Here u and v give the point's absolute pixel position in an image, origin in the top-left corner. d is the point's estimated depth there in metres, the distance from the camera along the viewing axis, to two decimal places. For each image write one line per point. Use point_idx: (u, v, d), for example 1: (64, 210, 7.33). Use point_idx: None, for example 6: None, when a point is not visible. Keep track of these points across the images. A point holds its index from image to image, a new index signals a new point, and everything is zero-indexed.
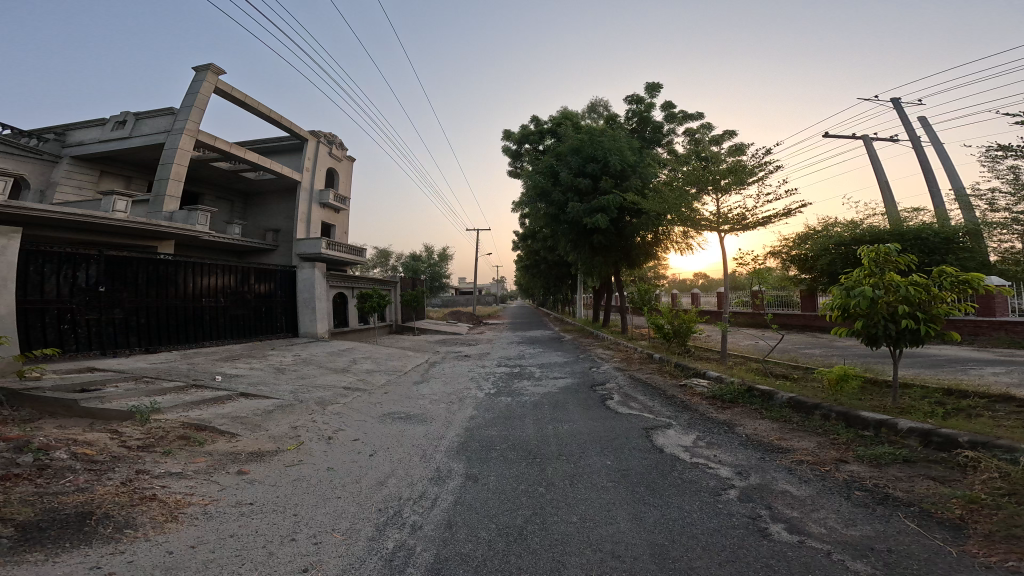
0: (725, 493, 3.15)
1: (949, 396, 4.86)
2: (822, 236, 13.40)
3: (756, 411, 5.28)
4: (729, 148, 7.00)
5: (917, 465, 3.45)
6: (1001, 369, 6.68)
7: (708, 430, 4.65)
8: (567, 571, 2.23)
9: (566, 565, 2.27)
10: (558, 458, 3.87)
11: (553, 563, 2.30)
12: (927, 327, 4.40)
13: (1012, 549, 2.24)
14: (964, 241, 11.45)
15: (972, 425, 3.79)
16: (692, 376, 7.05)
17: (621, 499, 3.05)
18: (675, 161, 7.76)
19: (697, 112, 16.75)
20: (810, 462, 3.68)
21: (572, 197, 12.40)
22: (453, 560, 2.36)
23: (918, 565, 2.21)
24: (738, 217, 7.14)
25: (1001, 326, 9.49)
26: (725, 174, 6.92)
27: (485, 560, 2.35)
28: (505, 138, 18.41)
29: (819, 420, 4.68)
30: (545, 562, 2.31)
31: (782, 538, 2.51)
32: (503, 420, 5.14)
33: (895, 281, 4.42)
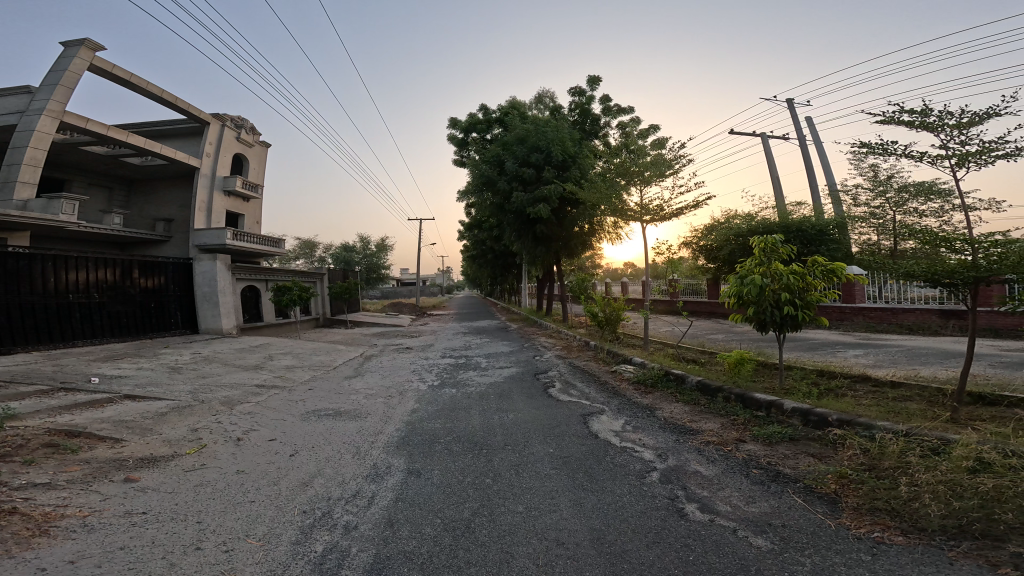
0: (648, 475, 3.32)
1: (823, 377, 5.43)
2: (726, 227, 14.45)
3: (672, 395, 5.61)
4: (652, 142, 7.30)
5: (802, 442, 3.82)
6: (858, 351, 7.61)
7: (635, 414, 4.86)
8: (515, 562, 2.24)
9: (513, 556, 2.29)
10: (504, 447, 3.88)
11: (501, 555, 2.30)
12: (803, 314, 4.93)
13: (877, 522, 2.54)
14: (833, 234, 12.80)
15: (839, 404, 4.25)
16: (621, 362, 7.37)
17: (563, 486, 3.11)
18: (608, 153, 7.99)
19: (629, 108, 17.31)
20: (715, 443, 3.96)
21: (515, 187, 12.40)
22: (395, 559, 2.30)
23: (806, 538, 2.43)
24: (657, 209, 7.49)
25: (860, 313, 10.82)
26: (648, 167, 7.19)
27: (431, 556, 2.31)
28: (452, 126, 18.03)
29: (722, 402, 5.05)
30: (494, 554, 2.31)
31: (696, 517, 2.69)
32: (449, 412, 5.07)
33: (778, 270, 4.87)
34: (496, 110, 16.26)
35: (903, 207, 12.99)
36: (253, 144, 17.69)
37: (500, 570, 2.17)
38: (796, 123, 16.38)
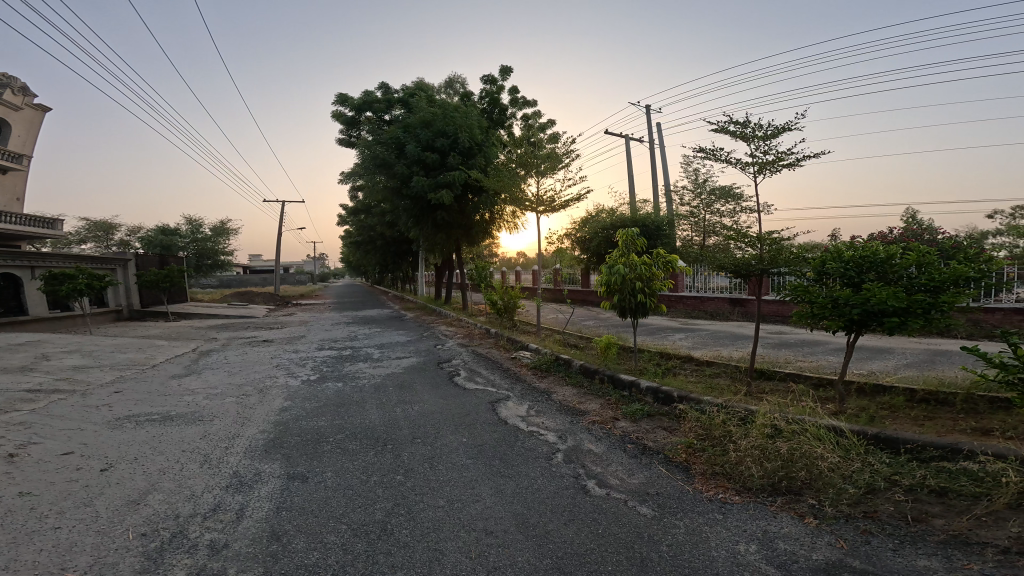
0: (554, 457, 3.42)
1: (664, 357, 6.06)
2: (597, 223, 15.35)
3: (562, 377, 5.88)
4: (550, 136, 7.55)
5: (657, 417, 4.23)
6: (683, 335, 8.79)
7: (537, 399, 5.01)
8: (444, 560, 2.13)
9: (443, 552, 2.18)
10: (412, 441, 3.69)
11: (429, 553, 2.18)
12: (649, 301, 5.49)
13: (719, 484, 2.85)
14: (666, 231, 14.54)
15: (676, 382, 4.80)
16: (520, 348, 7.55)
17: (482, 474, 3.06)
18: (511, 142, 8.06)
19: (532, 102, 17.63)
20: (598, 423, 4.19)
21: (418, 171, 11.88)
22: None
23: (675, 502, 2.66)
24: (551, 201, 7.77)
25: (680, 301, 12.31)
26: (545, 160, 7.43)
27: (344, 566, 2.10)
28: (338, 102, 16.53)
29: (598, 384, 5.42)
30: (422, 553, 2.18)
31: (597, 492, 2.82)
32: (334, 408, 4.67)
33: (634, 262, 5.36)
34: (399, 90, 15.32)
35: (711, 207, 15.79)
36: (21, 105, 14.73)
37: (431, 570, 2.06)
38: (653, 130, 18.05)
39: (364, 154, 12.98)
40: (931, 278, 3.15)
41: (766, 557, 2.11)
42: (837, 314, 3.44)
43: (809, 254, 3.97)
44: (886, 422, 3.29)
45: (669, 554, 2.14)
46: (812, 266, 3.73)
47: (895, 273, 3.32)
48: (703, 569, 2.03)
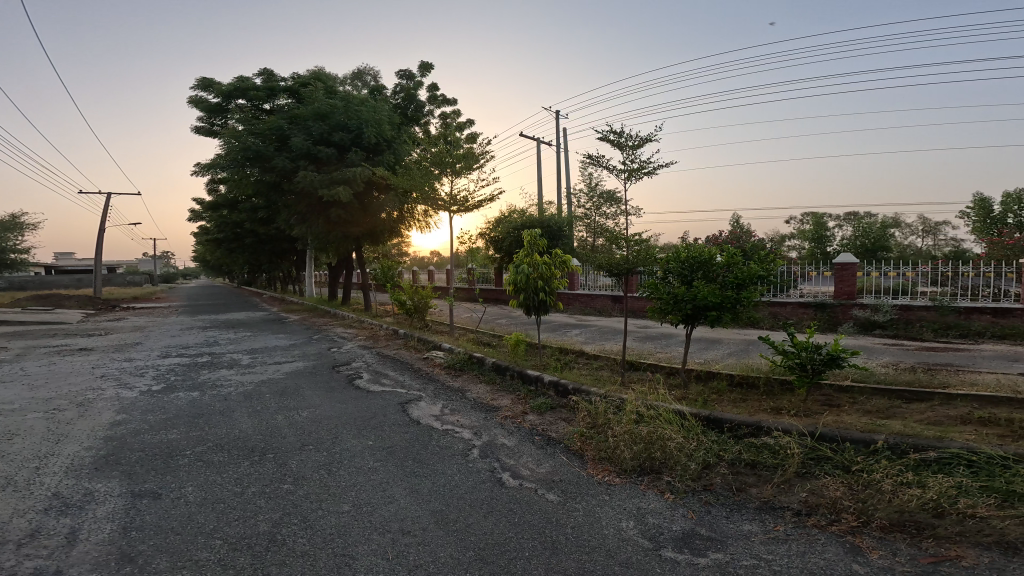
0: (471, 452, 3.45)
1: (562, 352, 6.33)
2: (510, 223, 15.76)
3: (477, 376, 5.91)
4: (468, 135, 7.57)
5: (557, 409, 4.42)
6: (581, 330, 9.30)
7: (451, 398, 5.00)
8: (356, 564, 2.08)
9: (355, 557, 2.12)
10: (302, 448, 3.50)
11: (340, 559, 2.11)
12: (549, 300, 5.71)
13: (606, 467, 3.04)
14: (567, 231, 15.20)
15: (574, 374, 5.11)
16: (432, 348, 7.48)
17: (393, 476, 3.01)
18: (425, 142, 7.93)
19: (451, 101, 17.57)
20: (509, 417, 4.30)
21: (308, 165, 11.34)
22: None
23: (575, 487, 2.80)
24: (465, 200, 7.79)
25: (577, 299, 12.83)
26: (460, 159, 7.44)
27: None
28: (199, 85, 15.02)
29: (510, 380, 5.54)
30: (330, 560, 2.11)
31: (511, 483, 2.90)
32: (187, 419, 4.25)
33: (536, 260, 5.56)
34: (286, 79, 14.41)
35: (601, 210, 16.64)
36: None
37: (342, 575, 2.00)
38: (562, 135, 18.78)
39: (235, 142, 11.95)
40: (737, 276, 3.73)
41: (642, 532, 2.29)
42: (677, 309, 3.96)
43: (658, 255, 4.32)
44: (715, 405, 3.76)
45: (572, 536, 2.26)
46: (661, 264, 4.16)
47: (714, 272, 3.88)
48: (597, 547, 2.16)
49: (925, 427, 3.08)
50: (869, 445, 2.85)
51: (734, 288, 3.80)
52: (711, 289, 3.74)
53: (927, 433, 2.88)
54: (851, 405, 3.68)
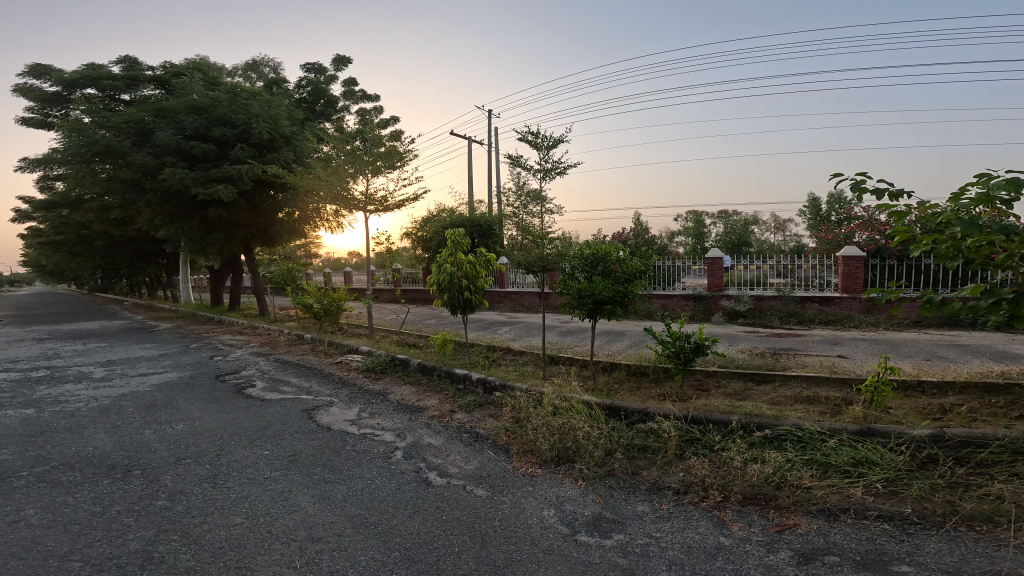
0: (393, 455, 3.40)
1: (490, 350, 6.39)
2: (436, 222, 15.65)
3: (399, 378, 5.80)
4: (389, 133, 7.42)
5: (486, 406, 4.48)
6: (511, 328, 9.40)
7: (368, 401, 4.88)
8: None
9: (253, 569, 2.04)
10: (177, 462, 3.28)
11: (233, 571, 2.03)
12: (476, 298, 5.75)
13: (530, 460, 3.11)
14: (497, 229, 15.30)
15: (503, 371, 5.19)
16: (346, 352, 7.24)
17: (296, 484, 2.91)
18: (336, 139, 7.56)
19: (372, 96, 17.29)
20: (437, 416, 4.29)
21: (177, 162, 10.51)
22: None
23: (503, 481, 2.86)
24: (382, 199, 7.66)
25: (506, 297, 12.92)
26: (380, 159, 7.33)
27: None
28: (34, 71, 13.59)
29: (437, 379, 5.48)
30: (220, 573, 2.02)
31: (438, 482, 2.90)
32: (25, 440, 3.82)
33: (461, 259, 5.55)
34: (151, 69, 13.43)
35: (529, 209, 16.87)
36: None
37: None
38: (493, 135, 18.91)
39: (81, 137, 11.06)
40: (624, 272, 4.00)
41: (562, 519, 2.38)
42: (581, 304, 4.14)
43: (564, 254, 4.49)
44: (618, 394, 3.97)
45: (500, 529, 2.30)
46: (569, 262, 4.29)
47: (611, 267, 4.09)
48: (522, 537, 2.22)
49: (770, 407, 3.49)
50: (726, 425, 3.17)
51: (624, 282, 4.09)
52: (606, 284, 4.01)
53: (771, 413, 3.26)
54: (716, 389, 4.09)
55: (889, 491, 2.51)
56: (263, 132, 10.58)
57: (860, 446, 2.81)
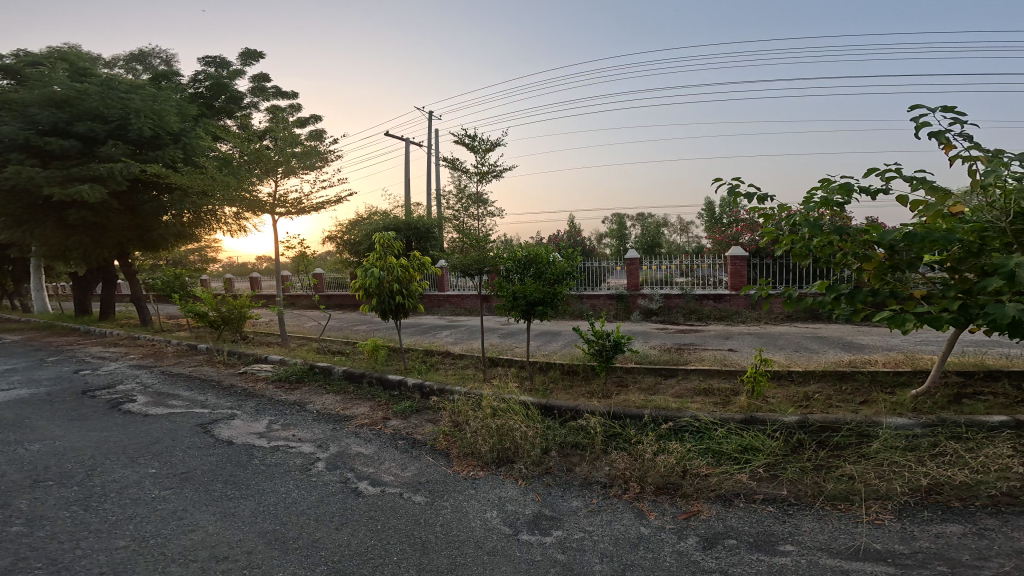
0: (313, 466, 3.25)
1: (428, 355, 6.30)
2: (366, 224, 15.24)
3: (320, 387, 5.53)
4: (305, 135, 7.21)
5: (422, 411, 4.41)
6: (450, 332, 9.32)
7: (279, 412, 4.63)
8: None
9: None
10: (35, 485, 2.98)
11: None
12: (408, 301, 5.65)
13: (472, 462, 3.10)
14: (436, 232, 15.20)
15: (440, 375, 5.14)
16: (251, 363, 6.81)
17: (192, 502, 2.73)
18: (235, 139, 7.14)
19: (286, 95, 16.45)
20: (367, 425, 4.15)
21: (31, 160, 9.56)
22: None
23: (443, 486, 2.83)
24: (295, 202, 7.45)
25: (447, 300, 12.82)
26: (294, 158, 7.11)
27: None
28: None
29: (366, 387, 5.30)
30: None
31: (369, 491, 2.81)
32: None
33: (392, 263, 5.40)
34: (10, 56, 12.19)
35: None
36: None
37: None
38: (431, 137, 18.76)
39: None
40: (551, 275, 4.14)
41: (504, 519, 2.40)
42: (514, 306, 4.21)
43: (494, 256, 4.60)
44: (556, 393, 4.06)
45: (442, 534, 2.27)
46: (502, 264, 4.35)
47: (544, 269, 4.16)
48: (466, 541, 2.21)
49: (674, 400, 3.75)
50: (640, 419, 3.39)
51: (554, 283, 4.20)
52: (538, 286, 4.10)
53: (675, 406, 3.52)
54: (638, 385, 4.29)
55: (769, 475, 2.78)
56: (144, 128, 9.83)
57: (745, 434, 3.08)
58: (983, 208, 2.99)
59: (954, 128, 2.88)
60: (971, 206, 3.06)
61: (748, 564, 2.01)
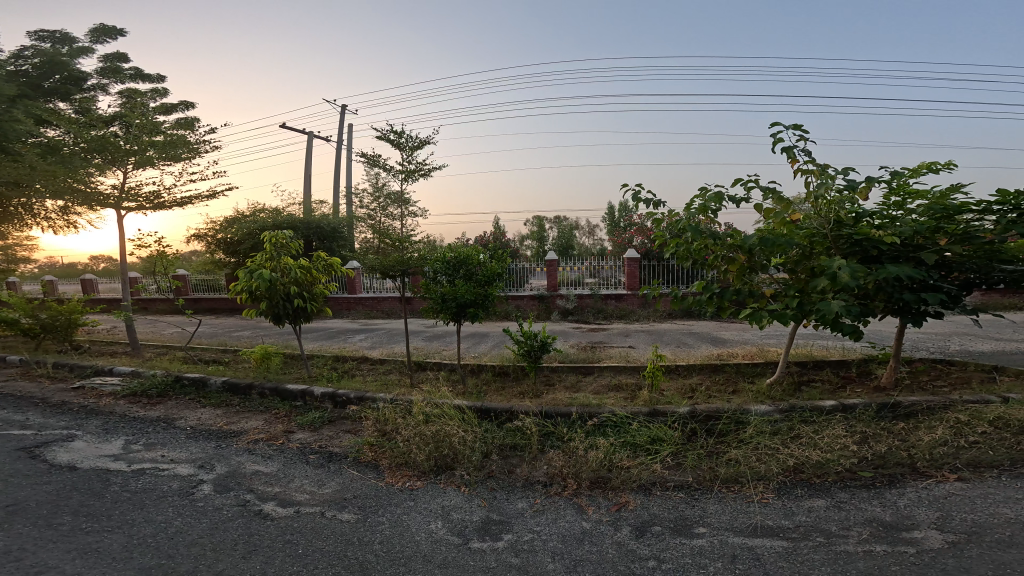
0: (197, 490, 2.88)
1: (338, 361, 5.93)
2: (249, 222, 13.76)
3: (193, 400, 4.93)
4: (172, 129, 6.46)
5: (337, 422, 4.11)
6: (363, 336, 8.88)
7: (139, 431, 4.03)
8: None
9: None
10: None
11: None
12: (310, 305, 5.28)
13: (406, 473, 2.96)
14: (343, 232, 14.49)
15: (354, 382, 4.85)
16: (90, 376, 5.87)
17: (35, 539, 2.30)
18: (70, 123, 6.18)
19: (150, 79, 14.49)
20: (264, 439, 3.77)
21: None
22: None
23: (373, 501, 2.66)
24: (150, 196, 6.67)
25: (360, 303, 12.18)
26: (151, 147, 6.32)
27: None
28: None
29: (257, 399, 4.81)
30: None
31: (279, 514, 2.56)
32: None
33: (288, 264, 4.92)
34: None
35: (387, 211, 16.73)
36: None
37: None
38: (340, 132, 17.82)
39: None
40: (483, 278, 4.11)
41: (450, 529, 2.32)
42: (445, 308, 4.11)
43: (416, 257, 4.47)
44: (489, 396, 4.03)
45: (383, 552, 2.14)
46: (431, 265, 4.20)
47: (474, 271, 4.12)
48: (413, 556, 2.10)
49: (594, 396, 3.92)
50: (570, 417, 3.49)
51: (485, 285, 4.19)
52: (469, 287, 4.05)
53: (596, 402, 3.68)
54: (563, 383, 4.41)
55: (675, 463, 3.00)
56: None
57: (652, 426, 3.30)
58: (813, 215, 3.46)
59: (800, 144, 3.46)
60: (803, 214, 3.52)
61: (673, 548, 2.14)
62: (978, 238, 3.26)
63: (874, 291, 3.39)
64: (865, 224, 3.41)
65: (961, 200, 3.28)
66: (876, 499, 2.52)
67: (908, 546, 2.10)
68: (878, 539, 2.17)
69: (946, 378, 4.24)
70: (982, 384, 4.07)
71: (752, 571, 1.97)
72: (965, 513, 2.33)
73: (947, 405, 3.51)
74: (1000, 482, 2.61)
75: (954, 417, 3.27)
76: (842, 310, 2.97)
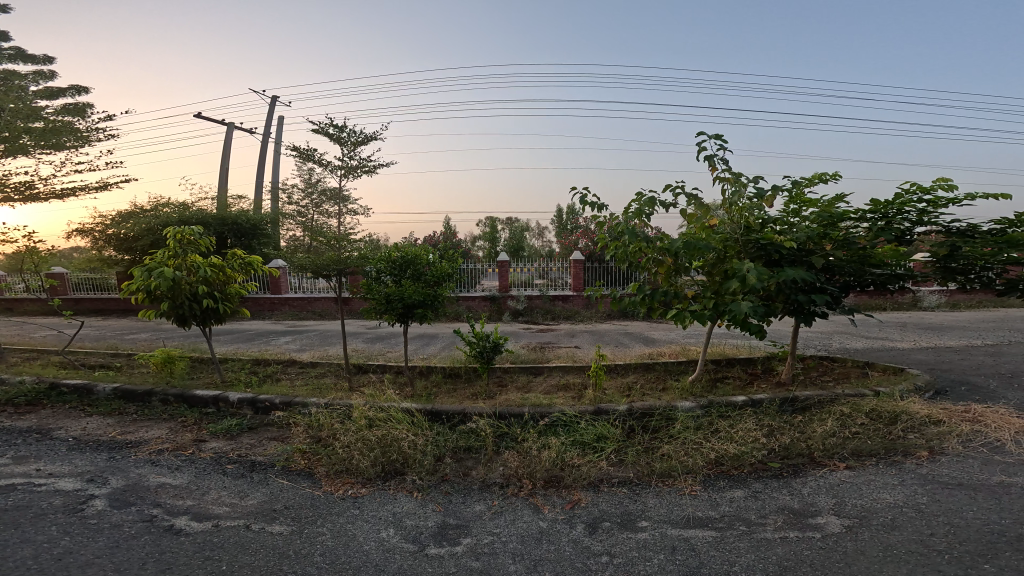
0: (87, 506, 2.57)
1: (258, 365, 5.57)
2: (150, 216, 12.53)
3: (75, 409, 4.41)
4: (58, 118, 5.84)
5: (260, 429, 3.83)
6: (289, 338, 8.42)
7: (5, 444, 3.53)
8: None
9: None
10: None
11: None
12: (223, 306, 4.92)
13: (345, 480, 2.83)
14: (266, 229, 13.68)
15: (278, 387, 4.57)
16: None
17: None
18: None
19: None
20: (169, 449, 3.44)
21: None
22: None
23: (310, 512, 2.50)
24: (21, 186, 5.97)
25: (287, 303, 11.57)
26: (26, 134, 5.65)
27: None
28: None
29: (159, 406, 4.39)
30: None
31: (194, 528, 2.35)
32: None
33: (195, 263, 4.50)
34: None
35: (319, 209, 16.07)
36: None
37: None
38: (264, 124, 16.83)
39: None
40: (430, 278, 4.02)
41: (403, 536, 2.24)
42: (389, 308, 4.00)
43: (359, 255, 4.29)
44: (438, 398, 3.95)
45: (326, 564, 2.02)
46: (375, 265, 4.06)
47: (422, 271, 4.02)
48: (362, 565, 2.01)
49: (544, 396, 3.96)
50: (521, 417, 3.49)
51: (433, 285, 4.12)
52: (417, 287, 3.95)
53: (546, 402, 3.71)
54: (513, 384, 4.42)
55: (617, 460, 3.09)
56: None
57: (597, 424, 3.38)
58: (727, 221, 3.69)
59: (718, 153, 3.68)
60: (719, 219, 3.74)
61: (622, 542, 2.19)
62: (854, 243, 3.64)
63: (775, 293, 3.67)
64: (769, 229, 3.69)
65: (842, 208, 3.65)
66: (786, 488, 2.73)
67: (815, 531, 2.28)
68: (791, 526, 2.34)
69: (833, 373, 4.72)
70: (860, 377, 4.59)
71: (690, 561, 2.06)
72: (857, 499, 2.57)
73: (833, 399, 3.87)
74: (879, 469, 2.91)
75: (840, 410, 3.61)
76: (750, 311, 3.20)
